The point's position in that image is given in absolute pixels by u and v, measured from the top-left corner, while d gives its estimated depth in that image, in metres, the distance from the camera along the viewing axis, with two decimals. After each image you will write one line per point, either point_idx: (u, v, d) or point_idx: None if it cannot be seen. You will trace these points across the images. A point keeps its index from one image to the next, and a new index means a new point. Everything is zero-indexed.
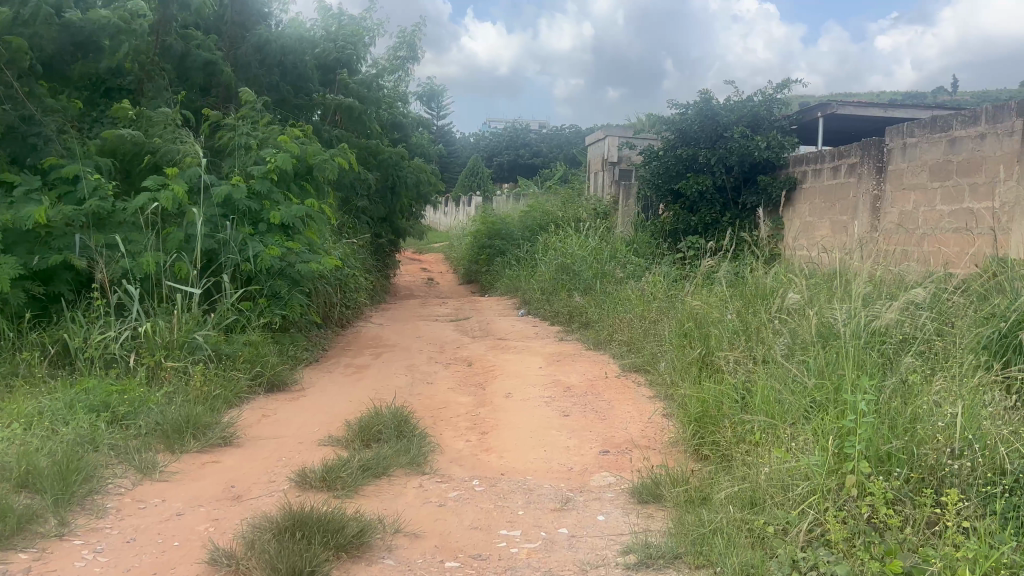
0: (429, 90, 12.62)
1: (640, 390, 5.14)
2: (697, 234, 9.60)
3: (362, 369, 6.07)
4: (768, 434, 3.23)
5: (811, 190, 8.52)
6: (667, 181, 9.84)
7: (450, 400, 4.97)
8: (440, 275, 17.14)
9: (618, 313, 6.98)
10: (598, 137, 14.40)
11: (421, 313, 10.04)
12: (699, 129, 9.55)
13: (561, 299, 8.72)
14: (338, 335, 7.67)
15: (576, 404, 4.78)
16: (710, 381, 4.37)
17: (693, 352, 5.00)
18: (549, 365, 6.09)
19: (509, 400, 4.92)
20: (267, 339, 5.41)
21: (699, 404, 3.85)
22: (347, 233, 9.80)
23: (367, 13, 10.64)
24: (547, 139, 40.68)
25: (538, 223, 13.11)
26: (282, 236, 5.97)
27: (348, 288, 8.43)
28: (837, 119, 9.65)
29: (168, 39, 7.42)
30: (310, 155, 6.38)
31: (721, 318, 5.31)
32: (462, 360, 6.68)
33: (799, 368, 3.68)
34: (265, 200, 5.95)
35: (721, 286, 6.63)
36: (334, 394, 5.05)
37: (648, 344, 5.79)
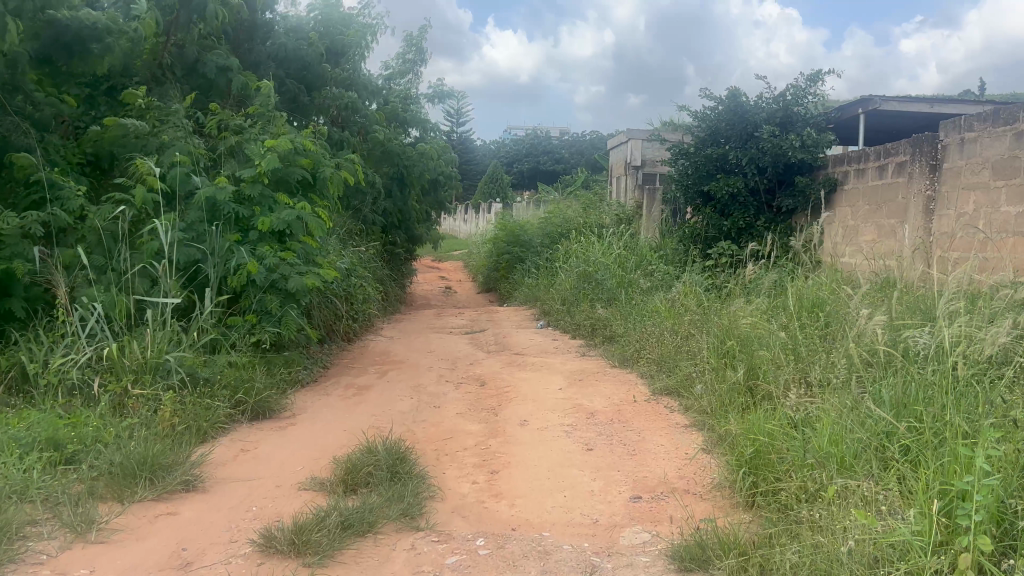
0: (439, 93, 12.10)
1: (674, 418, 4.52)
2: (730, 240, 8.95)
3: (364, 390, 5.50)
4: (844, 488, 2.63)
5: (854, 192, 7.86)
6: (696, 182, 9.23)
7: (457, 430, 4.38)
8: (459, 283, 16.59)
9: (645, 326, 6.36)
10: (620, 140, 13.78)
11: (435, 325, 9.47)
12: (729, 127, 8.94)
13: (584, 310, 8.11)
14: (344, 351, 7.11)
15: (602, 435, 4.17)
16: (759, 413, 3.74)
17: (735, 376, 4.36)
18: (569, 386, 5.48)
19: (524, 429, 4.32)
20: (253, 360, 4.86)
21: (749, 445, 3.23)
22: (355, 241, 9.27)
23: (364, 9, 10.17)
24: (568, 145, 40.11)
25: (559, 229, 12.51)
26: (275, 245, 5.41)
27: (356, 300, 7.89)
28: (879, 115, 8.96)
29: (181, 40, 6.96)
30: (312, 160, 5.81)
31: (766, 336, 4.68)
32: (475, 379, 6.09)
33: (874, 404, 3.05)
34: (256, 205, 5.41)
35: (764, 300, 6.00)
36: (327, 422, 4.48)
37: (682, 364, 5.16)
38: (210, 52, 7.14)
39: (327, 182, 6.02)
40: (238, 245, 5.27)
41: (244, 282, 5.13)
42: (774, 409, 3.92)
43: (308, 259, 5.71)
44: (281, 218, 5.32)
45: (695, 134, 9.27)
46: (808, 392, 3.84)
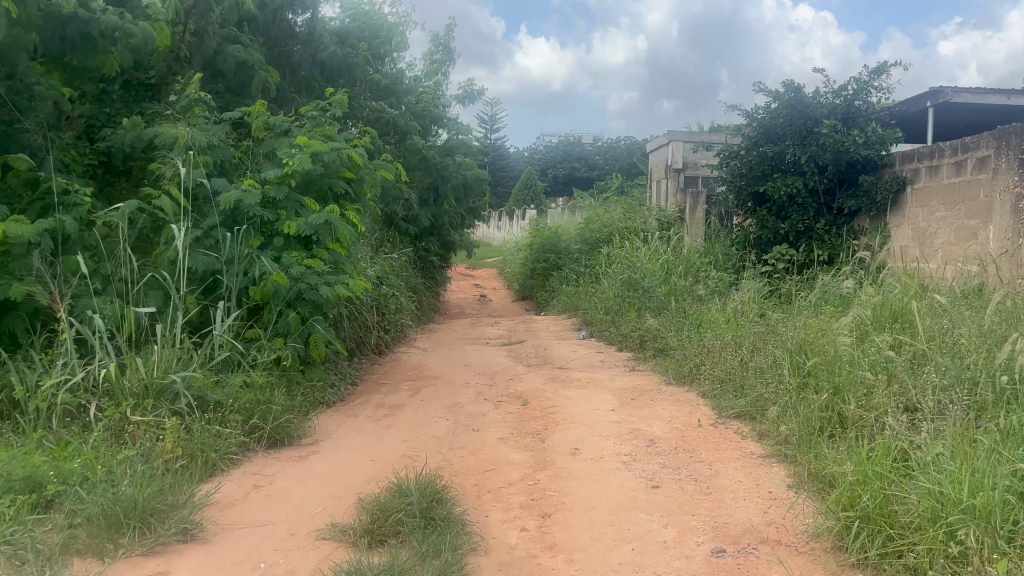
0: (468, 93, 11.59)
1: (748, 447, 3.94)
2: (787, 243, 8.33)
3: (396, 410, 4.99)
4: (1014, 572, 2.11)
5: (926, 191, 7.17)
6: (750, 183, 8.66)
7: (501, 461, 3.85)
8: (494, 291, 16.08)
9: (703, 339, 5.77)
10: (661, 142, 13.19)
11: (471, 336, 8.95)
12: (785, 124, 8.32)
13: (631, 320, 7.54)
14: (375, 365, 6.63)
15: (667, 469, 3.61)
16: (861, 448, 3.17)
17: (820, 400, 3.78)
18: (621, 406, 4.93)
19: (577, 460, 3.79)
20: (274, 381, 4.38)
21: (862, 494, 2.66)
22: (386, 248, 8.80)
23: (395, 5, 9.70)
24: (603, 151, 39.45)
25: (598, 235, 11.94)
26: (301, 252, 4.92)
27: (388, 309, 7.41)
28: (948, 110, 8.26)
29: (202, 32, 6.51)
30: (353, 165, 5.29)
31: (852, 355, 4.08)
32: (517, 397, 5.55)
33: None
34: (281, 209, 4.92)
35: (837, 312, 5.38)
36: (354, 451, 3.98)
37: (751, 384, 4.58)
38: (232, 45, 6.67)
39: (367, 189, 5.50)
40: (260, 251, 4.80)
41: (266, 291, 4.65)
42: (876, 442, 3.34)
43: (336, 266, 5.22)
44: (308, 223, 4.82)
45: (748, 132, 8.68)
46: (919, 424, 3.25)
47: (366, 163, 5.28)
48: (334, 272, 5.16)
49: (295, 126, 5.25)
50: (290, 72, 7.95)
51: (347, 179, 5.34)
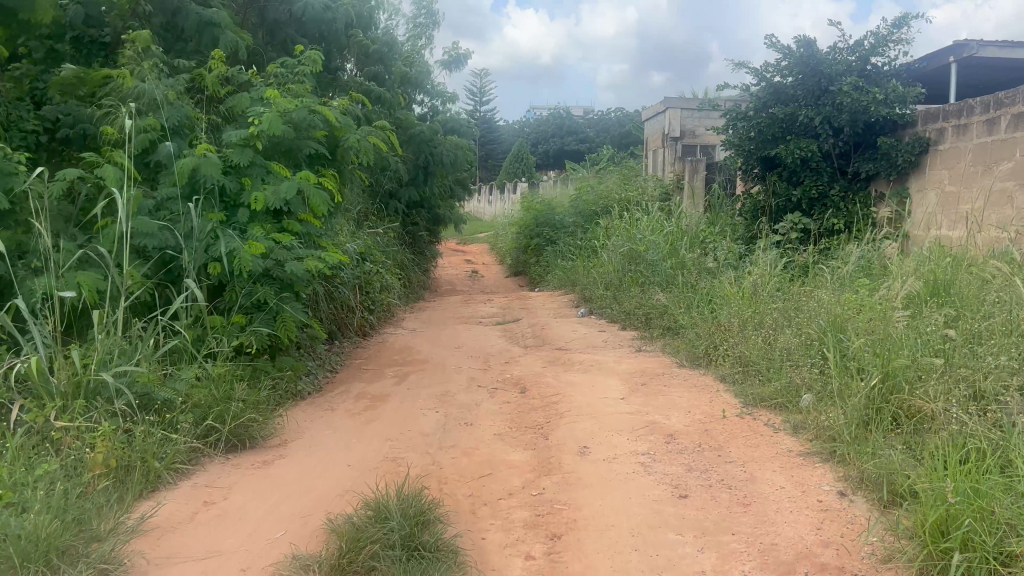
0: (454, 57, 10.93)
1: (783, 442, 3.42)
2: (800, 211, 7.80)
3: (379, 402, 4.45)
4: None
5: (952, 152, 6.57)
6: (760, 147, 8.09)
7: (499, 464, 3.32)
8: (486, 267, 15.50)
9: (718, 316, 5.24)
10: (656, 110, 12.73)
11: (463, 314, 8.39)
12: (797, 84, 7.77)
13: (635, 296, 6.99)
14: (358, 348, 6.10)
15: (693, 472, 3.09)
16: (939, 456, 2.63)
17: (866, 388, 3.26)
18: (631, 394, 4.39)
19: (588, 463, 3.26)
20: (236, 373, 3.81)
21: (958, 525, 2.14)
22: (370, 222, 8.21)
23: None
24: (593, 123, 38.68)
25: (594, 207, 11.36)
26: (271, 226, 4.29)
27: (373, 287, 6.85)
28: (971, 67, 7.70)
29: None
30: (334, 130, 4.61)
31: (904, 338, 3.55)
32: (513, 383, 5.02)
33: None
34: (246, 176, 4.27)
35: (868, 288, 4.84)
36: (327, 455, 3.43)
37: (782, 368, 4.06)
38: None
39: (352, 157, 4.83)
40: (224, 224, 4.18)
41: (227, 271, 4.04)
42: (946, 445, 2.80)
43: (309, 240, 4.61)
44: (277, 193, 4.19)
45: (756, 93, 8.12)
46: (1001, 428, 2.70)
47: (348, 125, 4.64)
48: (308, 247, 4.56)
49: (261, 82, 4.59)
50: (268, 33, 7.30)
51: (326, 142, 4.69)
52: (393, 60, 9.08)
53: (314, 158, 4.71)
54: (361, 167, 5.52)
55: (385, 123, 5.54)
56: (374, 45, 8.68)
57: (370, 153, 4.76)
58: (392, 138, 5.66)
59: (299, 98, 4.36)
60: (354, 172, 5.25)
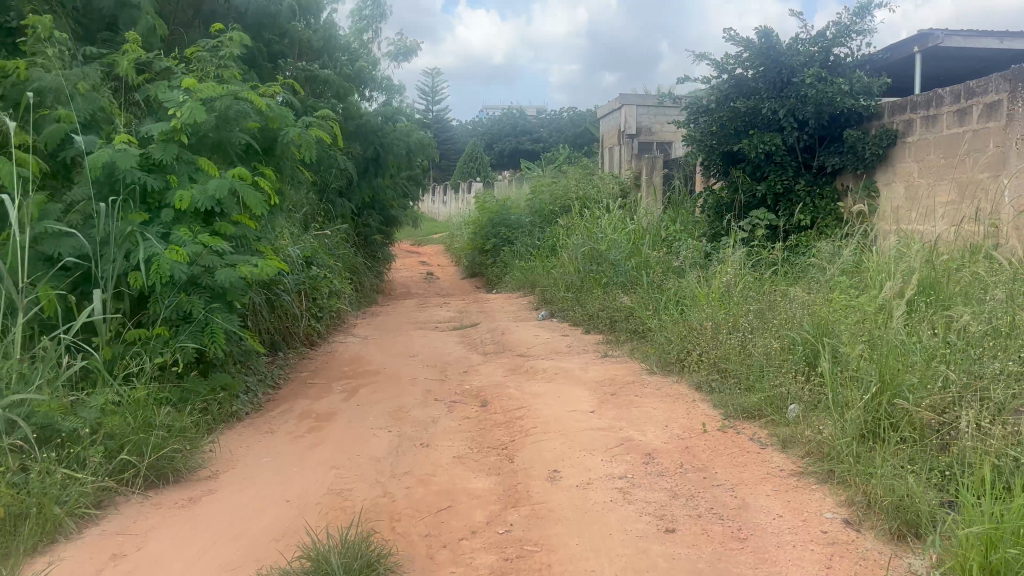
0: (403, 50, 10.51)
1: (772, 461, 3.10)
2: (765, 207, 7.55)
3: (325, 423, 4.04)
4: None
5: (921, 144, 6.37)
6: (722, 142, 7.84)
7: (459, 495, 2.95)
8: (441, 268, 15.07)
9: (688, 318, 4.93)
10: (612, 107, 12.45)
11: (418, 319, 7.98)
12: (759, 76, 7.53)
13: (598, 298, 6.67)
14: (305, 359, 5.66)
15: (678, 499, 2.76)
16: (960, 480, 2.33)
17: (864, 400, 2.95)
18: (601, 406, 4.05)
19: (560, 491, 2.91)
20: (160, 397, 3.37)
21: None
22: (317, 224, 7.75)
23: None
24: (546, 123, 38.42)
25: (552, 205, 11.03)
26: (199, 229, 3.84)
27: (320, 293, 6.41)
28: (935, 57, 7.54)
29: None
30: (270, 122, 4.17)
31: (898, 343, 3.25)
32: (473, 395, 4.63)
33: None
34: (170, 174, 3.81)
35: (846, 290, 4.57)
36: (263, 489, 3.03)
37: (764, 377, 3.75)
38: None
39: (292, 152, 4.39)
40: (145, 228, 3.73)
41: (150, 280, 3.59)
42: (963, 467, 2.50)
43: (244, 244, 4.19)
44: (205, 192, 3.76)
45: (717, 86, 7.86)
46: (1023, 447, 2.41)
47: (285, 115, 4.22)
48: (242, 251, 4.14)
49: (182, 69, 4.14)
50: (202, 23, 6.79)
51: (260, 134, 4.26)
52: (337, 53, 8.62)
53: (249, 153, 4.26)
54: (303, 164, 5.08)
55: (326, 114, 5.11)
56: (317, 36, 8.21)
57: (311, 147, 4.34)
58: (336, 133, 5.24)
59: (225, 85, 3.93)
60: (295, 168, 4.80)
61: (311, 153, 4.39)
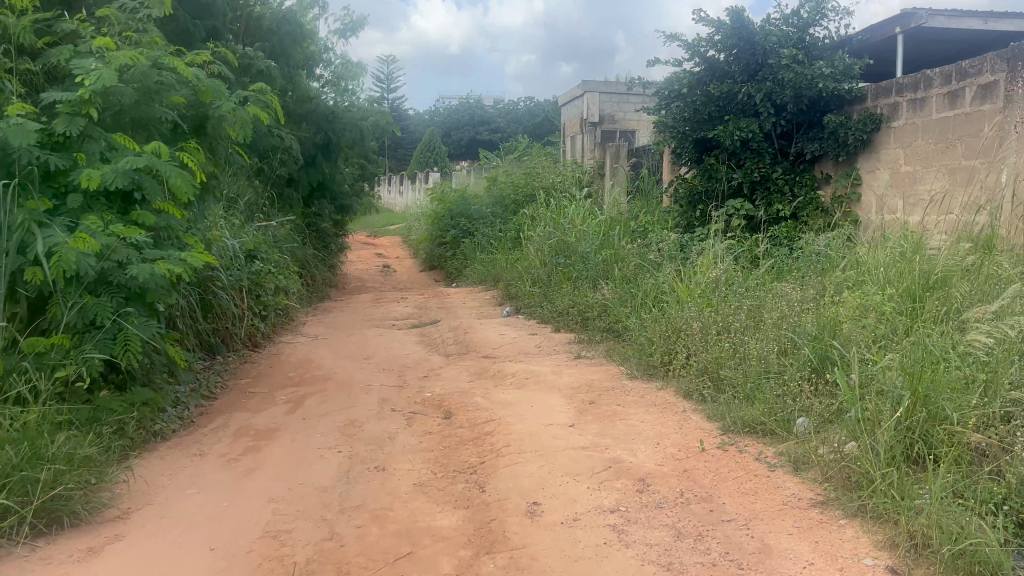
0: (350, 26, 9.89)
1: (787, 487, 2.66)
2: (741, 196, 7.16)
3: (264, 442, 3.52)
4: None
5: (908, 129, 6.01)
6: (695, 128, 7.40)
7: (421, 537, 2.46)
8: (399, 261, 14.49)
9: (671, 314, 4.49)
10: (574, 95, 11.99)
11: (374, 316, 7.43)
12: (732, 59, 7.10)
13: (567, 294, 6.21)
14: (246, 364, 5.10)
15: (685, 541, 2.31)
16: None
17: (895, 419, 2.51)
18: (581, 419, 3.58)
19: (543, 530, 2.44)
20: (59, 420, 2.82)
21: None
22: (261, 215, 7.16)
23: None
24: (504, 114, 37.86)
25: (514, 196, 10.55)
26: (114, 218, 3.28)
27: (265, 290, 5.83)
28: (916, 38, 7.21)
29: None
30: (202, 96, 3.62)
31: (923, 350, 2.82)
32: (434, 405, 4.13)
33: None
34: (78, 153, 3.24)
35: (843, 285, 4.16)
36: (184, 534, 2.50)
37: (766, 386, 3.31)
38: None
39: (225, 132, 3.83)
40: (46, 216, 3.17)
41: (51, 278, 3.02)
42: None
43: (168, 237, 3.62)
44: (118, 171, 3.20)
45: (689, 69, 7.42)
46: None
47: (217, 89, 3.69)
48: (166, 244, 3.59)
49: (92, 33, 3.55)
50: None
51: (187, 111, 3.71)
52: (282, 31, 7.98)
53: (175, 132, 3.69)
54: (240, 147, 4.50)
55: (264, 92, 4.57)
56: (261, 12, 7.56)
57: (246, 125, 3.81)
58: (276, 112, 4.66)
59: (146, 50, 3.36)
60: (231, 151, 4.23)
61: (246, 133, 3.85)
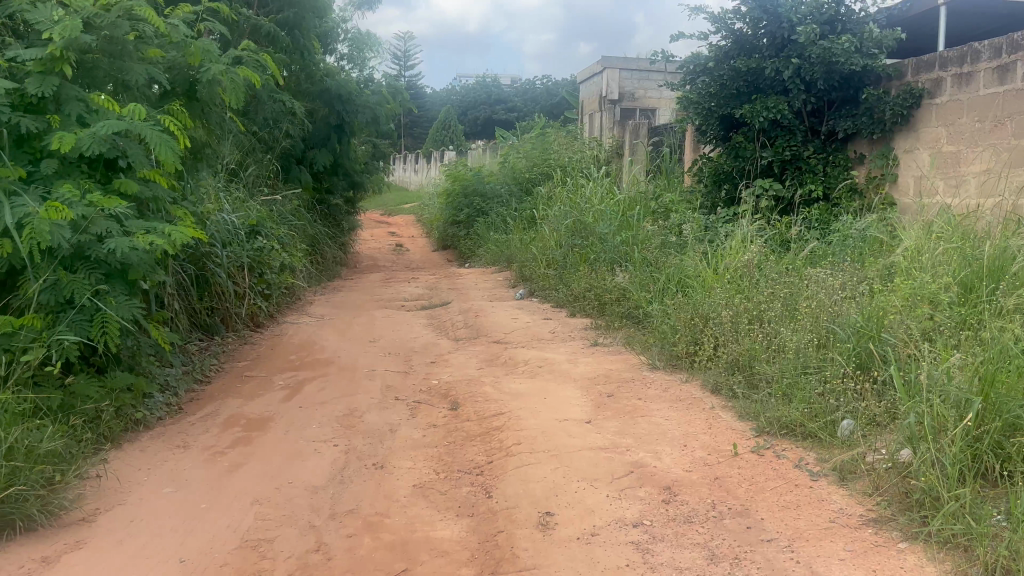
0: None
1: (835, 501, 2.35)
2: (771, 177, 6.79)
3: (255, 433, 3.24)
4: None
5: (951, 106, 5.61)
6: (722, 104, 7.01)
7: (418, 551, 2.18)
8: (412, 239, 14.19)
9: (697, 300, 4.16)
10: (593, 70, 11.59)
11: (383, 296, 7.15)
12: (761, 31, 6.70)
13: (584, 276, 5.90)
14: (244, 344, 4.83)
15: (719, 566, 2.01)
16: None
17: (962, 428, 2.19)
18: (598, 414, 3.28)
19: (556, 548, 2.15)
20: (22, 410, 2.54)
21: None
22: (266, 188, 6.87)
23: None
24: (521, 93, 37.34)
25: (530, 175, 10.21)
26: (92, 187, 2.97)
27: (269, 267, 5.54)
28: (959, 11, 6.78)
29: None
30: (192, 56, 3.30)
31: (990, 350, 2.49)
32: (440, 395, 3.84)
33: None
34: (54, 115, 2.92)
35: (885, 273, 3.82)
36: (153, 542, 2.23)
37: (805, 383, 2.99)
38: None
39: (217, 95, 3.51)
40: (19, 184, 2.85)
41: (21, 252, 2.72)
42: None
43: (155, 209, 3.32)
44: (97, 135, 2.89)
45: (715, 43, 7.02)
46: None
47: (206, 50, 3.38)
48: (153, 216, 3.29)
49: None
50: None
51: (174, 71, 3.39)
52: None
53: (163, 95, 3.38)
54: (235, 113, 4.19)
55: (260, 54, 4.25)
56: None
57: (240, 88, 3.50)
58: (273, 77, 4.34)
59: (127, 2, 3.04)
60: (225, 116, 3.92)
61: (240, 97, 3.54)
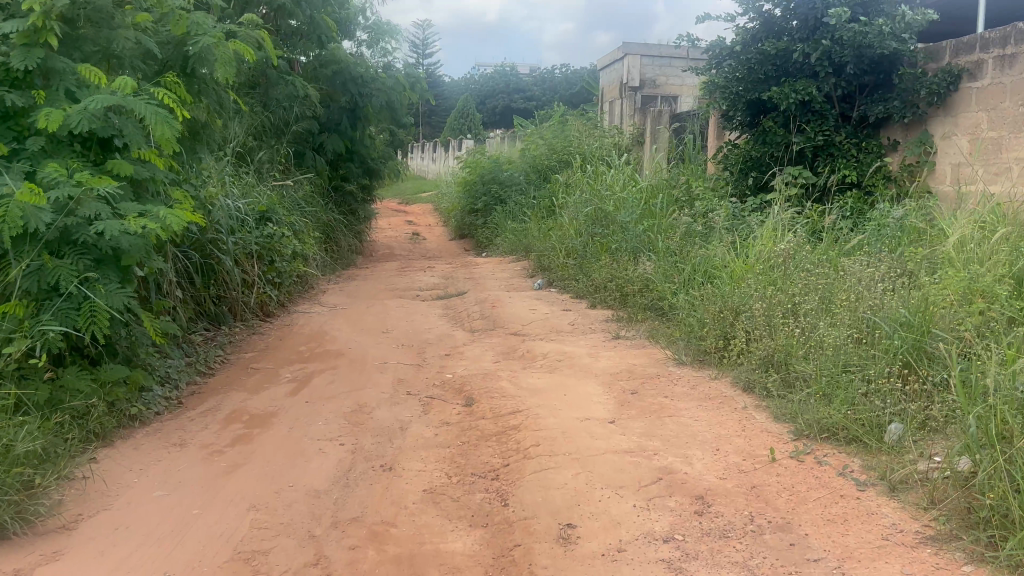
0: None
1: (887, 515, 2.12)
2: (801, 164, 6.53)
3: (257, 430, 3.06)
4: None
5: (994, 89, 5.33)
6: (750, 90, 6.67)
7: (426, 566, 1.98)
8: (430, 229, 13.99)
9: (726, 292, 3.93)
10: (614, 56, 11.31)
11: (398, 285, 6.96)
12: (790, 12, 6.41)
13: (605, 266, 5.67)
14: (252, 335, 4.65)
15: None
16: None
17: None
18: (623, 413, 3.06)
19: (578, 565, 1.94)
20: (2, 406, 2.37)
21: None
22: (278, 175, 6.69)
23: None
24: (540, 81, 36.98)
25: (549, 162, 9.97)
26: (82, 166, 2.79)
27: (280, 255, 5.35)
28: None
29: None
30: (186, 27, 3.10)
31: None
32: (454, 390, 3.64)
33: None
34: (41, 89, 2.74)
35: (929, 263, 3.56)
36: (138, 551, 2.05)
37: (847, 383, 2.76)
38: None
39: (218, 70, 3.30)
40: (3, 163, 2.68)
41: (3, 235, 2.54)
42: None
43: (152, 191, 3.13)
44: (85, 111, 2.70)
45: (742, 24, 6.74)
46: None
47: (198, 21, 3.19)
48: (150, 199, 3.10)
49: None
50: None
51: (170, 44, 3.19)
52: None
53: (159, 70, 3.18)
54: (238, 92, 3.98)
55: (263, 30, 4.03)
56: None
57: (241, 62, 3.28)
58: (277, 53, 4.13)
59: None
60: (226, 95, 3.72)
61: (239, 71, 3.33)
